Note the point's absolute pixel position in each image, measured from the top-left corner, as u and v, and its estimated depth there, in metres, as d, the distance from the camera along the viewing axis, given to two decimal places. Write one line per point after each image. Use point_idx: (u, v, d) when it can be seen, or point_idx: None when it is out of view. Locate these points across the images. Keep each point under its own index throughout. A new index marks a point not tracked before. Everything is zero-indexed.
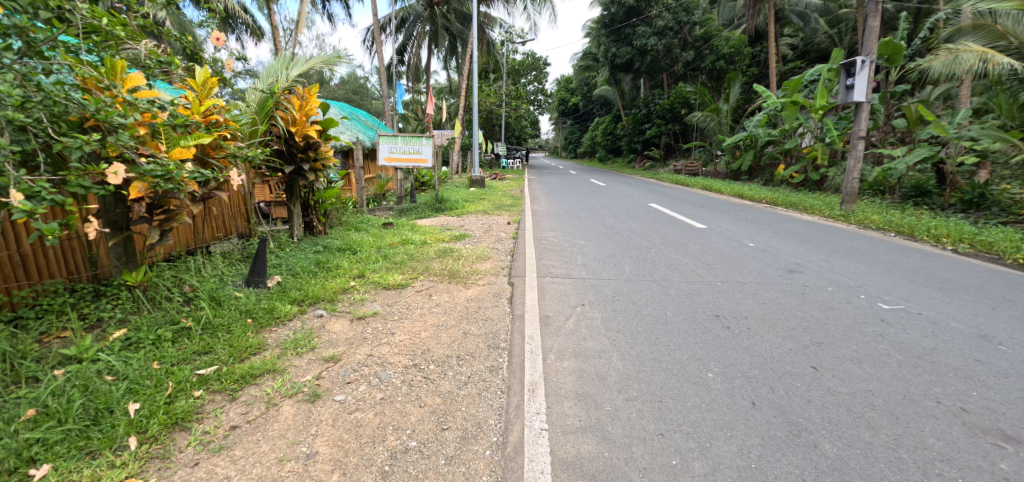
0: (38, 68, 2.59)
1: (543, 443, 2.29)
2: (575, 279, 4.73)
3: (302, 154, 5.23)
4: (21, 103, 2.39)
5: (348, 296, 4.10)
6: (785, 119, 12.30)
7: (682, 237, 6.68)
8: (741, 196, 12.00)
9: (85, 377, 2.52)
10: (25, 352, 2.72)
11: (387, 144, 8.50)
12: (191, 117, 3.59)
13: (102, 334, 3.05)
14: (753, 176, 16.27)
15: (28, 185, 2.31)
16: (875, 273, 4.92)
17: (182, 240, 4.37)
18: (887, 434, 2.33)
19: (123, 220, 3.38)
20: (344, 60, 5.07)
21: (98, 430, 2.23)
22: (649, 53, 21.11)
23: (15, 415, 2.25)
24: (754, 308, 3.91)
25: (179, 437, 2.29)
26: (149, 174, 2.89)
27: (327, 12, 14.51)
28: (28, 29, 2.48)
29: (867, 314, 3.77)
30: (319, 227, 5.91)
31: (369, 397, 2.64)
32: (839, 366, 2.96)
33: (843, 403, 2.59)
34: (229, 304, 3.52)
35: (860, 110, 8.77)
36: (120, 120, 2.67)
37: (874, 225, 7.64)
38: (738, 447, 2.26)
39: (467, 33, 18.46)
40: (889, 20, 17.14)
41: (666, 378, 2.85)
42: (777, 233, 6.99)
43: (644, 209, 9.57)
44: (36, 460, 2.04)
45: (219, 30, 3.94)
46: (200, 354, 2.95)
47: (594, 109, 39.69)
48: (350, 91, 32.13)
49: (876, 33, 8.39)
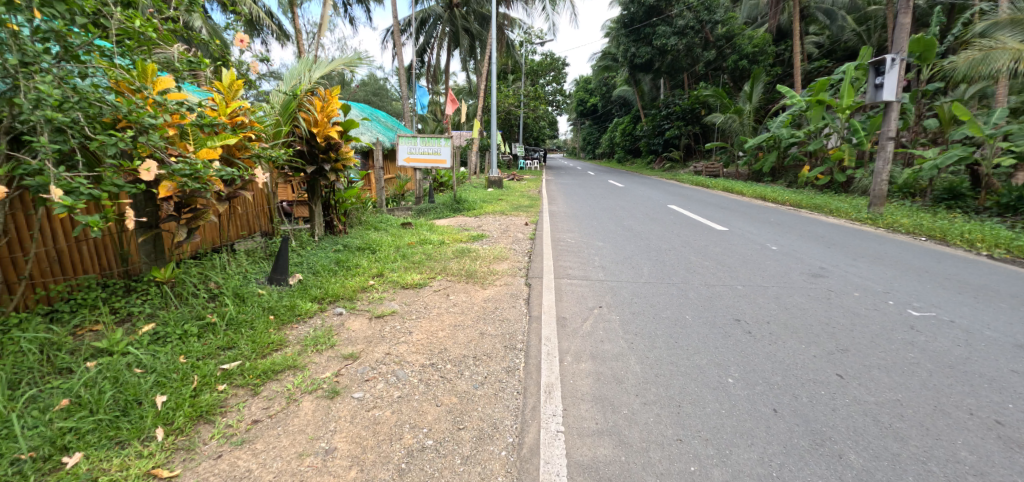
0: (75, 71, 2.68)
1: (559, 445, 2.29)
2: (593, 281, 4.71)
3: (323, 154, 5.34)
4: (60, 103, 2.48)
5: (367, 294, 4.16)
6: (810, 119, 12.04)
7: (702, 239, 6.58)
8: (764, 199, 11.80)
9: (116, 370, 2.61)
10: (60, 344, 2.82)
11: (406, 145, 8.56)
12: (218, 117, 3.67)
13: (131, 327, 3.15)
14: (776, 178, 15.92)
15: (67, 181, 2.42)
16: (904, 278, 4.77)
17: (208, 237, 4.51)
18: (917, 446, 2.26)
19: (154, 218, 3.50)
20: (365, 61, 5.13)
21: (126, 420, 2.30)
22: (670, 52, 20.86)
23: (49, 404, 2.34)
24: (777, 313, 3.83)
25: (203, 429, 2.35)
26: (178, 173, 2.99)
27: (349, 15, 14.72)
28: (64, 34, 2.54)
29: (896, 321, 3.67)
30: (339, 226, 6.00)
31: (387, 394, 2.67)
32: (866, 374, 2.88)
33: (870, 412, 2.52)
34: (253, 301, 3.60)
35: (889, 109, 8.49)
36: (151, 120, 2.75)
37: (904, 228, 7.40)
38: (759, 455, 2.21)
39: (487, 35, 18.47)
40: (921, 16, 16.64)
41: (684, 382, 2.82)
42: (802, 236, 6.83)
43: (663, 210, 9.52)
44: (69, 448, 2.12)
45: (244, 32, 4.00)
46: (224, 349, 3.02)
47: (614, 109, 39.50)
48: (370, 92, 32.94)
49: (906, 29, 8.12)
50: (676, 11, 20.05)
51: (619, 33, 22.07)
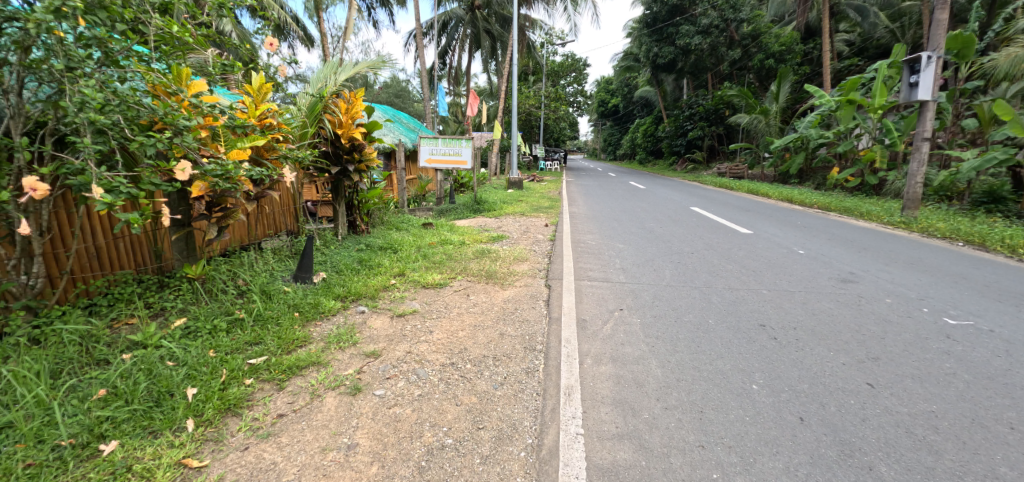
0: (115, 76, 2.78)
1: (578, 448, 2.28)
2: (614, 283, 4.67)
3: (347, 155, 5.43)
4: (102, 106, 2.58)
5: (388, 293, 4.21)
6: (840, 119, 11.71)
7: (726, 242, 6.47)
8: (791, 201, 11.53)
9: (149, 362, 2.71)
10: (98, 336, 2.94)
11: (428, 146, 8.65)
12: (247, 119, 3.78)
13: (164, 321, 3.26)
14: (804, 180, 15.52)
15: (108, 181, 2.52)
16: (940, 285, 4.60)
17: (237, 235, 4.63)
18: (953, 460, 2.18)
19: (187, 217, 3.62)
20: (388, 64, 5.20)
21: (159, 411, 2.39)
22: (693, 52, 20.56)
23: (88, 393, 2.44)
24: (804, 318, 3.74)
25: (231, 422, 2.42)
26: (210, 174, 3.08)
27: (372, 18, 14.95)
28: (106, 41, 2.63)
29: (931, 329, 3.54)
30: (362, 225, 6.10)
31: (408, 392, 2.71)
32: (898, 384, 2.79)
33: (902, 423, 2.43)
34: (279, 298, 3.69)
35: (925, 109, 8.20)
36: (185, 123, 2.85)
37: (939, 232, 7.14)
38: (784, 464, 2.17)
39: (508, 36, 18.52)
40: (959, 12, 16.03)
41: (707, 387, 2.78)
42: (831, 240, 6.65)
43: (686, 212, 9.39)
44: (105, 436, 2.21)
45: (273, 36, 4.10)
46: (251, 344, 3.10)
47: (636, 110, 39.12)
48: (392, 93, 33.39)
49: (943, 26, 7.83)
50: (700, 10, 19.76)
51: (641, 33, 21.86)
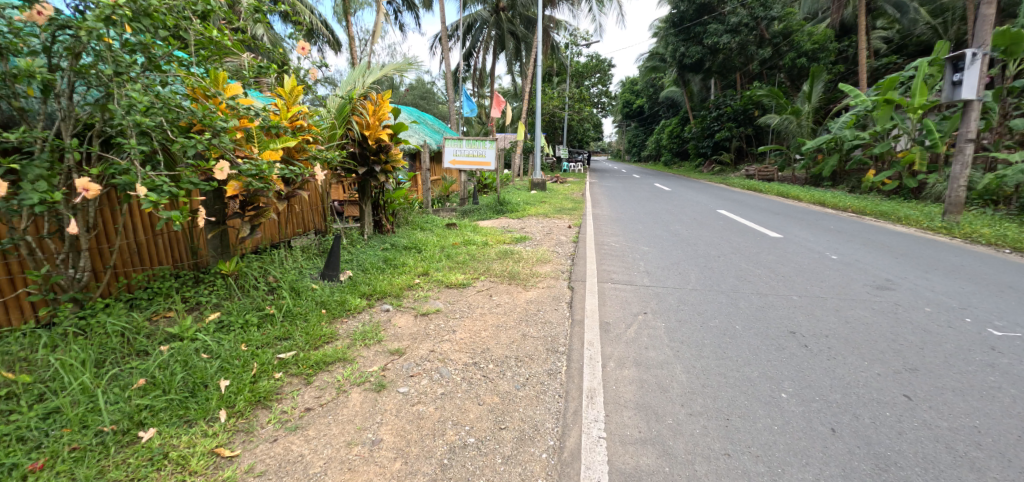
0: (157, 80, 2.90)
1: (600, 452, 2.26)
2: (638, 286, 4.62)
3: (374, 156, 5.52)
4: (146, 109, 2.70)
5: (412, 292, 4.27)
6: (877, 120, 11.30)
7: (755, 246, 6.32)
8: (823, 204, 11.18)
9: (185, 354, 2.81)
10: (138, 328, 3.06)
11: (452, 147, 8.72)
12: (279, 121, 3.89)
13: (199, 315, 3.38)
14: (837, 182, 15.03)
15: (152, 180, 2.62)
16: (984, 294, 4.39)
17: (268, 233, 4.76)
18: (997, 478, 2.08)
19: (222, 215, 3.74)
20: (414, 67, 5.28)
21: (194, 401, 2.47)
22: (722, 51, 20.17)
23: (129, 382, 2.56)
24: (836, 326, 3.62)
25: (261, 414, 2.49)
26: (245, 173, 3.18)
27: (399, 21, 15.16)
28: (150, 46, 2.75)
29: (974, 340, 3.38)
30: (387, 225, 6.19)
31: (431, 391, 2.74)
32: (937, 396, 2.68)
33: (942, 438, 2.34)
34: (307, 295, 3.78)
35: (969, 108, 7.84)
36: (222, 124, 2.94)
37: (983, 238, 6.81)
38: (814, 475, 2.11)
39: (532, 37, 18.52)
40: (1008, 7, 15.27)
41: (733, 394, 2.72)
42: (865, 245, 6.42)
43: (713, 215, 9.21)
44: (144, 424, 2.31)
45: (304, 40, 4.21)
46: (280, 339, 3.19)
47: (662, 110, 38.57)
48: (418, 95, 33.81)
49: (990, 22, 7.48)
50: (730, 8, 19.37)
51: (668, 33, 21.57)
